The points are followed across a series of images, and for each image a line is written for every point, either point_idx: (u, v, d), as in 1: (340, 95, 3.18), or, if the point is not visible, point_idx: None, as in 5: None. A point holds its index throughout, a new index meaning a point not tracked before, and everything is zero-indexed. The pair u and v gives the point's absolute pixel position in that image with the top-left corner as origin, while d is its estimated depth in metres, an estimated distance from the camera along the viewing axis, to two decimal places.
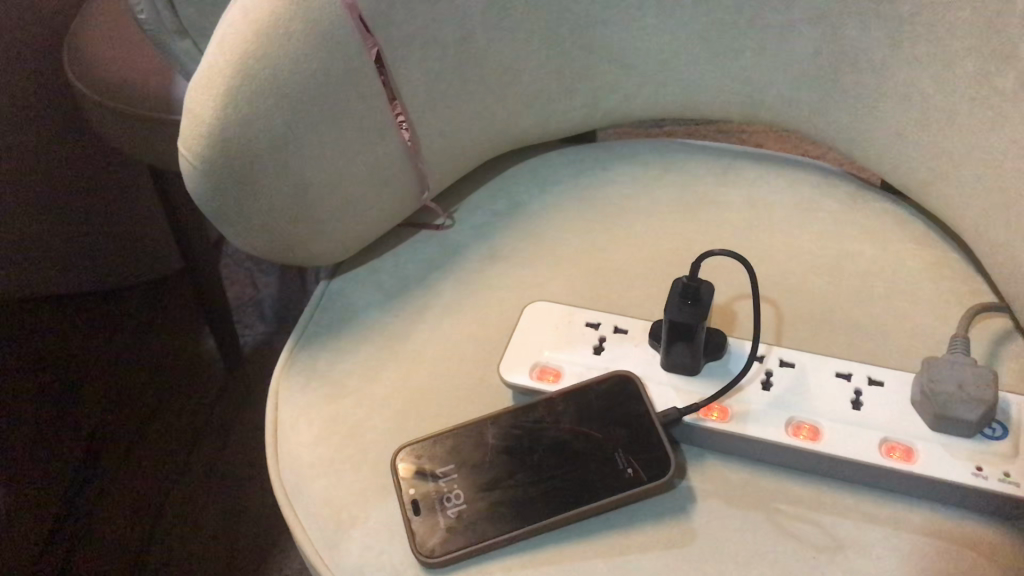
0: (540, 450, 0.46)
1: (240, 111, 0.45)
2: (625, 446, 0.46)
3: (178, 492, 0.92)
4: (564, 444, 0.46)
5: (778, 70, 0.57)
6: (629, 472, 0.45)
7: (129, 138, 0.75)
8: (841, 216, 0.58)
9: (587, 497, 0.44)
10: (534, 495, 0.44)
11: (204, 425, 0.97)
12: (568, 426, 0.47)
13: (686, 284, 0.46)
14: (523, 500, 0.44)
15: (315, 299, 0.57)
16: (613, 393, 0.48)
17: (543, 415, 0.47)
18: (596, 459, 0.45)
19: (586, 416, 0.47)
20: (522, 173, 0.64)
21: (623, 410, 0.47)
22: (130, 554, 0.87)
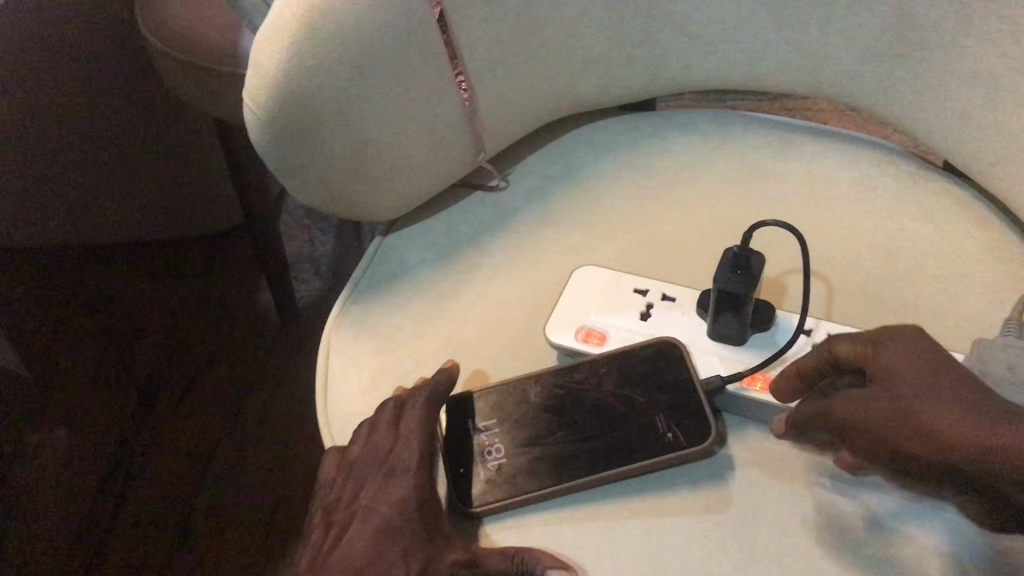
0: (582, 410, 0.47)
1: (303, 63, 0.46)
2: (667, 411, 0.46)
3: (223, 444, 0.95)
4: (605, 405, 0.46)
5: (843, 43, 0.56)
6: (669, 436, 0.45)
7: (195, 89, 0.76)
8: (900, 195, 0.57)
9: (625, 459, 0.45)
10: (574, 454, 0.45)
11: (253, 377, 0.99)
12: (612, 388, 0.47)
13: (737, 255, 0.46)
14: (564, 458, 0.45)
15: (370, 253, 0.59)
16: (658, 359, 0.48)
17: (587, 376, 0.48)
18: (637, 422, 0.46)
19: (630, 380, 0.47)
20: (580, 138, 0.64)
21: (667, 376, 0.47)
22: (176, 506, 0.90)
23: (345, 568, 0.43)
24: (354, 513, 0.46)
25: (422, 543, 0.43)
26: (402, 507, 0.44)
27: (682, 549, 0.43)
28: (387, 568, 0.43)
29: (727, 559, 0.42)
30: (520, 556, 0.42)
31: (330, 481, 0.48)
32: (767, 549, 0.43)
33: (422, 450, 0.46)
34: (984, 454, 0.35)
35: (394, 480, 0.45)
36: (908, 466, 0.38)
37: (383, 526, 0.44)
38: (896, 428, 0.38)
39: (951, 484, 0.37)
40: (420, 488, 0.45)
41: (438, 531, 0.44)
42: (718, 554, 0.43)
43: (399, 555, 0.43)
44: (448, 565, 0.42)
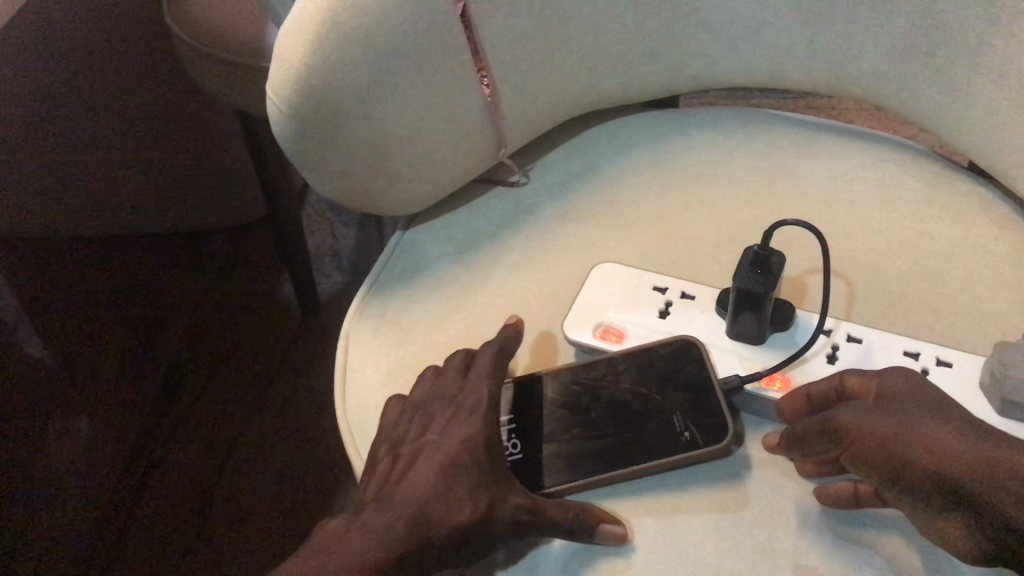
0: (599, 407, 0.47)
1: (327, 59, 0.46)
2: (684, 410, 0.46)
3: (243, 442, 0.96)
4: (621, 403, 0.47)
5: (869, 42, 0.56)
6: (686, 435, 0.45)
7: (220, 83, 0.77)
8: (924, 195, 0.57)
9: (641, 457, 0.45)
10: (589, 450, 0.45)
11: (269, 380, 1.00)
12: (629, 385, 0.47)
13: (757, 253, 0.46)
14: (580, 455, 0.45)
15: (390, 248, 0.59)
16: (676, 357, 0.48)
17: (604, 373, 0.48)
18: (654, 420, 0.46)
19: (647, 377, 0.47)
20: (601, 134, 0.64)
21: (685, 375, 0.47)
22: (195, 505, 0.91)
23: (410, 497, 0.43)
24: (420, 449, 0.45)
25: (488, 482, 0.43)
26: (471, 446, 0.44)
27: (697, 547, 0.43)
28: (453, 500, 0.42)
29: (742, 557, 0.42)
30: (581, 515, 0.42)
31: (398, 421, 0.47)
32: (782, 550, 0.42)
33: (492, 398, 0.46)
34: (981, 466, 0.37)
35: (463, 421, 0.45)
36: (899, 474, 0.38)
37: (451, 458, 0.44)
38: (898, 436, 0.39)
39: (939, 498, 0.38)
40: (488, 431, 0.45)
41: (503, 474, 0.43)
42: (733, 553, 0.43)
43: (465, 490, 0.42)
44: (512, 508, 0.42)
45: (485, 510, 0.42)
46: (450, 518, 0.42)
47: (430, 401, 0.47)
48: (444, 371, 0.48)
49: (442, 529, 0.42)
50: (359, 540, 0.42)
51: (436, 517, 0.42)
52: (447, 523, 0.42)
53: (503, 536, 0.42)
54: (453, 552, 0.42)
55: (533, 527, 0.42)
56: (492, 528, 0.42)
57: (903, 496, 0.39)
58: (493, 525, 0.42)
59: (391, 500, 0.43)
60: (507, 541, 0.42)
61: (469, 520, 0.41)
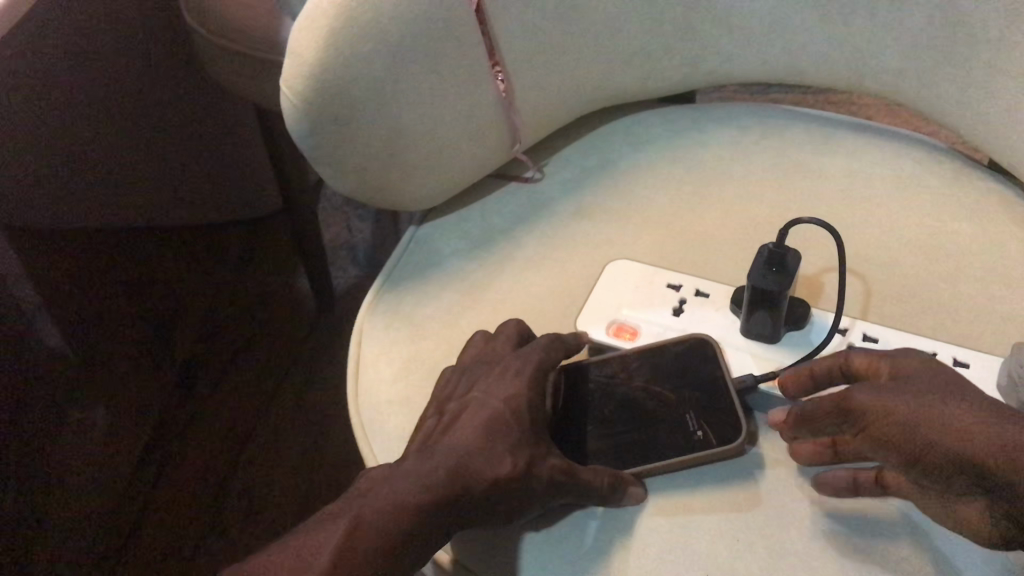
0: (610, 405, 0.47)
1: (341, 54, 0.46)
2: (697, 409, 0.46)
3: None
4: (633, 400, 0.46)
5: (887, 38, 0.55)
6: (699, 434, 0.45)
7: (237, 76, 0.77)
8: (942, 192, 0.56)
9: (652, 456, 0.45)
10: (600, 449, 0.45)
11: (283, 378, 1.00)
12: (641, 383, 0.47)
13: (772, 251, 0.46)
14: (591, 452, 0.45)
15: (404, 242, 0.59)
16: (688, 355, 0.48)
17: (617, 371, 0.48)
18: (666, 418, 0.45)
19: (660, 374, 0.47)
20: (617, 129, 0.63)
21: (698, 373, 0.47)
22: (206, 503, 0.91)
23: (453, 447, 0.42)
24: (463, 408, 0.45)
25: (528, 442, 0.43)
26: (513, 407, 0.44)
27: (707, 545, 0.43)
28: (495, 454, 0.42)
29: (752, 556, 0.42)
30: (618, 483, 0.43)
31: (442, 387, 0.48)
32: (793, 550, 0.42)
33: (536, 363, 0.46)
34: (999, 449, 0.35)
35: (507, 383, 0.45)
36: (917, 455, 0.37)
37: (494, 417, 0.43)
38: (916, 416, 0.37)
39: (959, 481, 0.37)
40: (530, 396, 0.45)
41: (542, 437, 0.44)
42: (745, 552, 0.42)
43: (506, 445, 0.42)
44: (549, 469, 0.42)
45: (524, 468, 0.42)
46: (491, 470, 0.41)
47: (475, 367, 0.48)
48: (493, 340, 0.49)
49: (482, 480, 0.41)
50: (399, 481, 0.41)
51: (478, 467, 0.41)
52: (487, 475, 0.41)
53: (538, 496, 0.42)
54: (489, 507, 0.41)
55: (568, 489, 0.43)
56: (529, 487, 0.42)
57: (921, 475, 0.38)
58: (530, 484, 0.42)
59: (434, 449, 0.42)
60: (541, 503, 0.43)
61: (509, 475, 0.41)
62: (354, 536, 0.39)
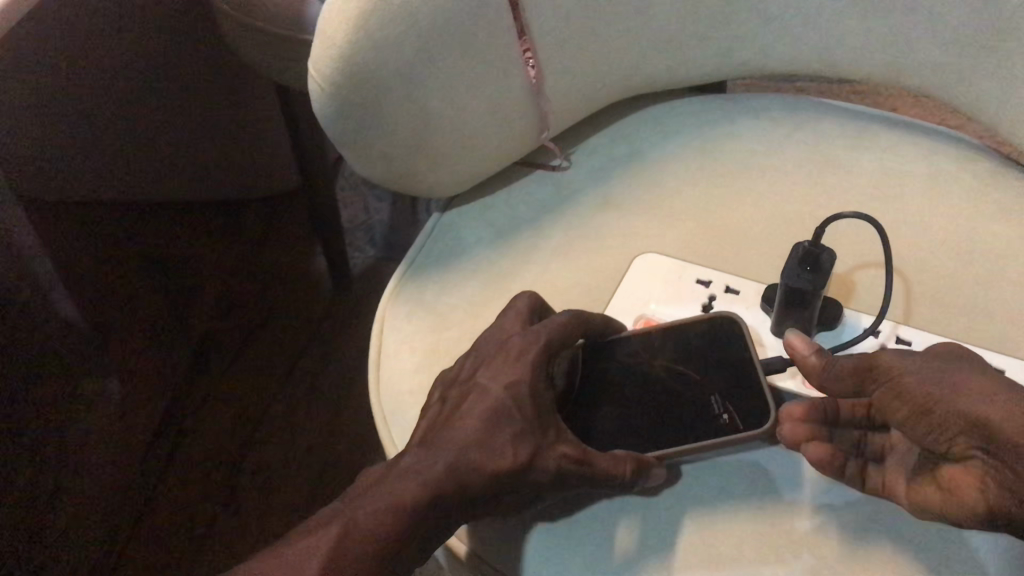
0: (631, 386, 0.46)
1: (371, 37, 0.45)
2: (720, 391, 0.45)
3: None
4: (657, 381, 0.46)
5: (927, 32, 0.54)
6: (724, 418, 0.44)
7: (260, 52, 0.76)
8: (978, 191, 0.55)
9: (676, 441, 0.44)
10: (620, 429, 0.45)
11: None
12: (663, 364, 0.46)
13: (807, 249, 0.45)
14: (616, 438, 0.45)
15: (428, 229, 0.58)
16: (715, 334, 0.46)
17: (639, 351, 0.47)
18: (688, 399, 0.45)
19: (684, 354, 0.46)
20: (645, 118, 0.62)
21: (723, 354, 0.46)
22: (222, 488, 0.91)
23: (451, 441, 0.41)
24: (467, 394, 0.44)
25: (534, 431, 0.42)
26: (517, 394, 0.42)
27: (732, 549, 0.43)
28: (496, 446, 0.41)
29: (777, 561, 0.42)
30: (641, 469, 0.42)
31: (455, 368, 0.47)
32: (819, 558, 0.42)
33: (548, 342, 0.44)
34: (1004, 416, 0.34)
35: (511, 366, 0.44)
36: (927, 407, 0.37)
37: (496, 406, 0.42)
38: (940, 375, 0.37)
39: (962, 438, 0.36)
40: (534, 380, 0.43)
41: (550, 423, 0.42)
42: (772, 554, 0.42)
43: (508, 437, 0.41)
44: (557, 458, 0.42)
45: (527, 460, 0.41)
46: (490, 463, 0.41)
47: (486, 347, 0.46)
48: (506, 317, 0.48)
49: (482, 475, 0.40)
50: (396, 479, 0.40)
51: (477, 462, 0.41)
52: (486, 471, 0.41)
53: (547, 484, 0.42)
54: (494, 497, 0.42)
55: (578, 478, 0.42)
56: (535, 477, 0.41)
57: (927, 432, 0.37)
58: (536, 474, 0.41)
59: (434, 442, 0.42)
60: (551, 490, 0.42)
61: (511, 467, 0.41)
62: (347, 536, 0.39)
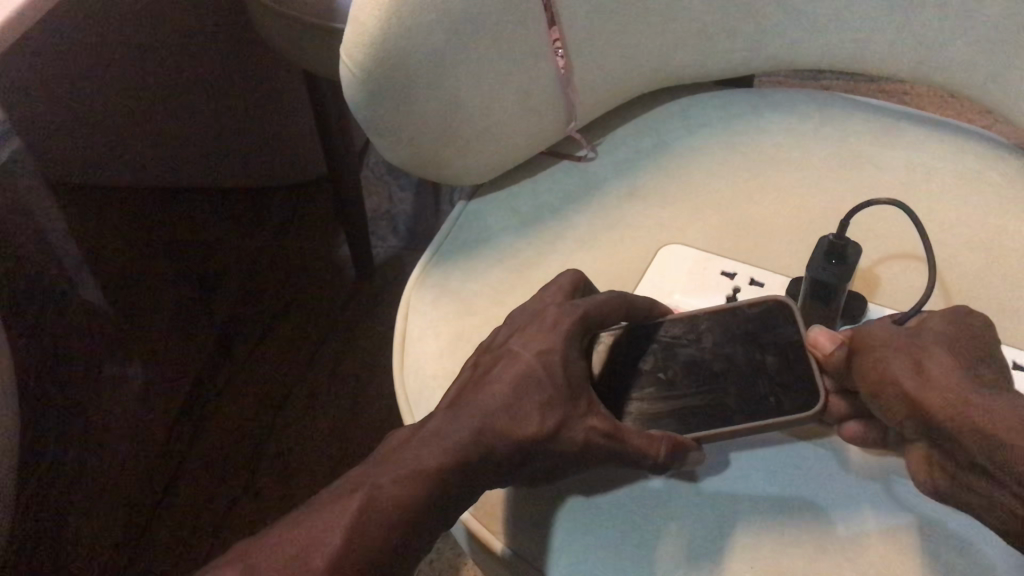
0: (675, 367, 0.46)
1: (404, 24, 0.46)
2: (769, 373, 0.44)
3: (290, 407, 0.97)
4: (703, 362, 0.45)
5: (958, 29, 0.54)
6: (773, 399, 0.43)
7: (287, 39, 0.77)
8: (1006, 189, 0.55)
9: (719, 423, 0.43)
10: (666, 411, 0.44)
11: (320, 342, 1.02)
12: (711, 345, 0.46)
13: (833, 242, 0.45)
14: (649, 418, 0.44)
15: (453, 217, 0.58)
16: (768, 316, 0.46)
17: (684, 334, 0.47)
18: (738, 380, 0.44)
19: (732, 335, 0.46)
20: (673, 110, 0.63)
21: (773, 335, 0.45)
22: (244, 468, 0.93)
23: (480, 406, 0.42)
24: (498, 359, 0.44)
25: (564, 401, 0.42)
26: (548, 362, 0.43)
27: (753, 542, 0.43)
28: (524, 412, 0.42)
29: (797, 553, 0.43)
30: (676, 451, 0.43)
31: (490, 335, 0.48)
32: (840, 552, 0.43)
33: (585, 315, 0.45)
34: (949, 406, 0.37)
35: (546, 334, 0.44)
36: (882, 387, 0.40)
37: (528, 372, 0.43)
38: (898, 355, 0.40)
39: (912, 425, 0.39)
40: (567, 349, 0.44)
41: (580, 394, 0.43)
42: (789, 548, 0.43)
43: (538, 403, 0.42)
44: (585, 431, 0.42)
45: (554, 429, 0.42)
46: (516, 429, 0.41)
47: (520, 317, 0.47)
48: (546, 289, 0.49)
49: (507, 441, 0.41)
50: (423, 443, 0.40)
51: (504, 425, 0.41)
52: (513, 436, 0.41)
53: (572, 456, 0.42)
54: (519, 464, 0.42)
55: (606, 452, 0.42)
56: (562, 446, 0.42)
57: (879, 410, 0.40)
58: (563, 444, 0.42)
59: (463, 406, 0.42)
60: (578, 462, 0.43)
61: (537, 434, 0.41)
62: (373, 505, 0.38)
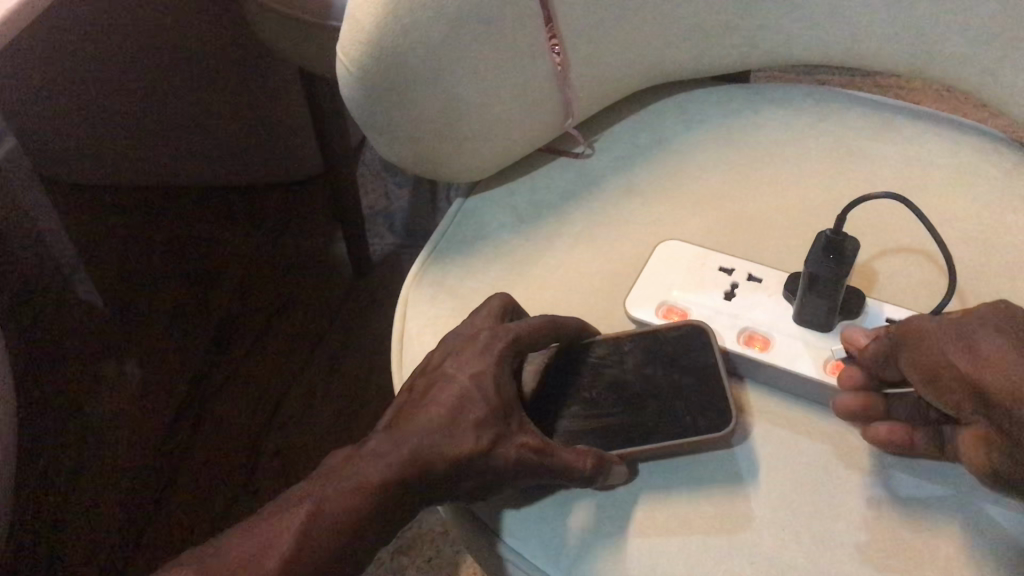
0: (601, 386, 0.46)
1: (400, 22, 0.46)
2: (685, 398, 0.45)
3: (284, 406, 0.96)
4: (626, 383, 0.46)
5: (954, 24, 0.54)
6: (688, 419, 0.45)
7: (283, 37, 0.76)
8: (1003, 183, 0.55)
9: (641, 440, 0.44)
10: (591, 427, 0.45)
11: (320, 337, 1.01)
12: (634, 366, 0.47)
13: (830, 238, 0.45)
14: (577, 435, 0.45)
15: (451, 215, 0.58)
16: (685, 341, 0.47)
17: (607, 354, 0.48)
18: (659, 401, 0.45)
19: (655, 358, 0.47)
20: (670, 107, 0.63)
21: (690, 359, 0.46)
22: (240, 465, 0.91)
23: (415, 428, 0.42)
24: (433, 383, 0.44)
25: (496, 420, 0.42)
26: (481, 384, 0.43)
27: (755, 536, 0.43)
28: (457, 430, 0.41)
29: (799, 547, 0.42)
30: (603, 464, 0.43)
31: (425, 360, 0.47)
32: (841, 538, 0.42)
33: (517, 337, 0.45)
34: (1000, 377, 0.36)
35: (477, 358, 0.44)
36: (937, 372, 0.39)
37: (460, 394, 0.43)
38: (947, 337, 0.39)
39: (965, 402, 0.38)
40: (500, 372, 0.44)
41: (512, 413, 0.43)
42: (790, 543, 0.42)
43: (471, 422, 0.42)
44: (516, 448, 0.42)
45: (486, 445, 0.41)
46: (449, 447, 0.41)
47: (454, 341, 0.47)
48: (479, 313, 0.48)
49: (441, 459, 0.41)
50: (360, 461, 0.41)
51: (438, 443, 0.41)
52: (446, 453, 0.41)
53: (505, 475, 0.42)
54: (452, 484, 0.41)
55: (538, 468, 0.42)
56: (495, 464, 0.41)
57: (930, 393, 0.39)
58: (495, 462, 0.41)
59: (397, 427, 0.42)
60: (508, 482, 0.42)
61: (471, 452, 0.41)
62: (318, 517, 0.39)
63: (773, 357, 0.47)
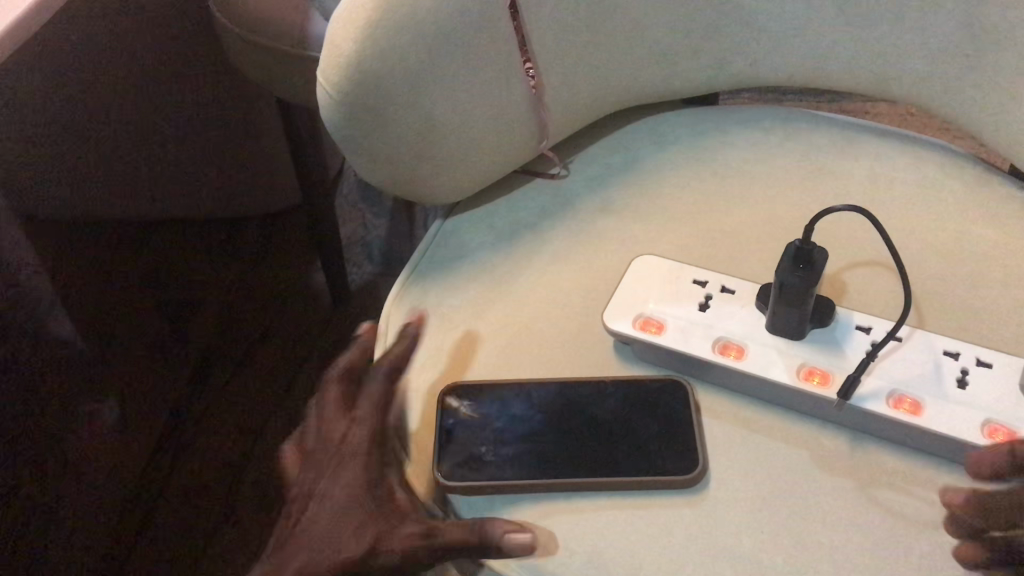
0: (576, 422, 0.48)
1: (379, 46, 0.47)
2: (658, 440, 0.47)
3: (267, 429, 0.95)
4: (602, 421, 0.48)
5: (912, 45, 0.56)
6: (656, 462, 0.46)
7: (259, 69, 0.78)
8: (965, 197, 0.57)
9: (605, 472, 0.45)
10: (562, 456, 0.46)
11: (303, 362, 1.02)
12: (613, 407, 0.48)
13: (799, 248, 0.46)
14: (551, 460, 0.46)
15: (430, 235, 0.60)
16: (664, 390, 0.49)
17: (590, 391, 0.49)
18: (631, 442, 0.47)
19: (633, 402, 0.48)
20: (643, 128, 0.64)
21: (666, 408, 0.48)
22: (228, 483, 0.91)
23: (304, 547, 0.46)
24: (308, 494, 0.47)
25: (376, 521, 0.45)
26: (349, 495, 0.46)
27: (735, 541, 0.44)
28: (341, 543, 0.45)
29: (776, 549, 0.43)
30: (487, 534, 0.42)
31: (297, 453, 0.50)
32: (820, 539, 0.43)
33: (372, 435, 0.48)
34: None
35: (347, 463, 0.47)
36: None
37: (338, 510, 0.46)
38: None
39: None
40: (368, 474, 0.46)
41: (394, 511, 0.45)
42: (769, 544, 0.43)
43: (353, 532, 0.45)
44: (399, 541, 0.44)
45: (370, 549, 0.44)
46: (336, 560, 0.45)
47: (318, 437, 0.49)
48: (338, 395, 0.50)
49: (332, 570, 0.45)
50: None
51: (326, 562, 0.45)
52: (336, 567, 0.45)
53: (401, 566, 0.44)
54: None
55: (433, 555, 0.43)
56: (382, 563, 0.44)
57: None
58: (382, 561, 0.44)
59: (291, 549, 0.46)
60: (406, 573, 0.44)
61: (355, 560, 0.44)
62: None
63: (744, 366, 0.48)
